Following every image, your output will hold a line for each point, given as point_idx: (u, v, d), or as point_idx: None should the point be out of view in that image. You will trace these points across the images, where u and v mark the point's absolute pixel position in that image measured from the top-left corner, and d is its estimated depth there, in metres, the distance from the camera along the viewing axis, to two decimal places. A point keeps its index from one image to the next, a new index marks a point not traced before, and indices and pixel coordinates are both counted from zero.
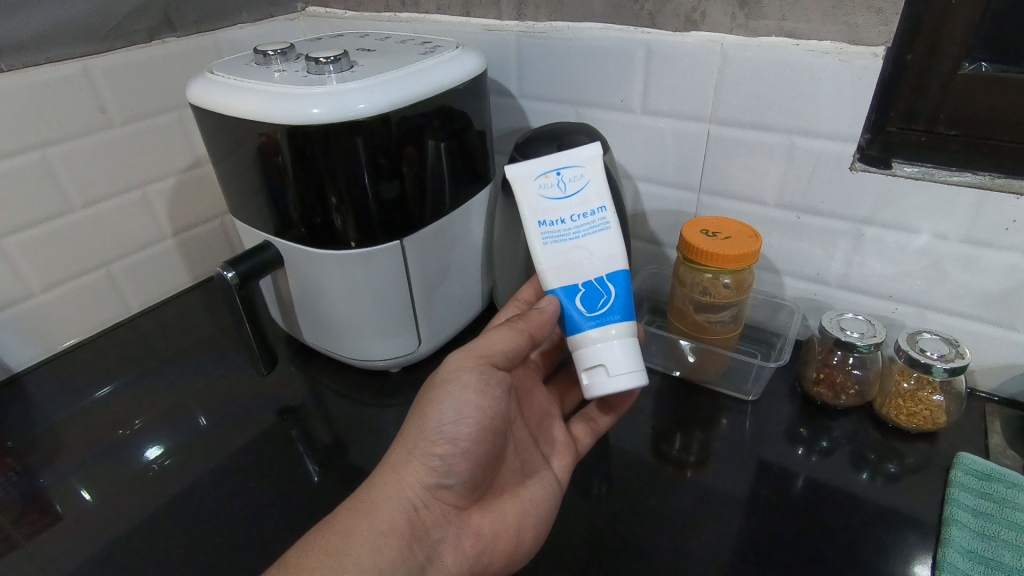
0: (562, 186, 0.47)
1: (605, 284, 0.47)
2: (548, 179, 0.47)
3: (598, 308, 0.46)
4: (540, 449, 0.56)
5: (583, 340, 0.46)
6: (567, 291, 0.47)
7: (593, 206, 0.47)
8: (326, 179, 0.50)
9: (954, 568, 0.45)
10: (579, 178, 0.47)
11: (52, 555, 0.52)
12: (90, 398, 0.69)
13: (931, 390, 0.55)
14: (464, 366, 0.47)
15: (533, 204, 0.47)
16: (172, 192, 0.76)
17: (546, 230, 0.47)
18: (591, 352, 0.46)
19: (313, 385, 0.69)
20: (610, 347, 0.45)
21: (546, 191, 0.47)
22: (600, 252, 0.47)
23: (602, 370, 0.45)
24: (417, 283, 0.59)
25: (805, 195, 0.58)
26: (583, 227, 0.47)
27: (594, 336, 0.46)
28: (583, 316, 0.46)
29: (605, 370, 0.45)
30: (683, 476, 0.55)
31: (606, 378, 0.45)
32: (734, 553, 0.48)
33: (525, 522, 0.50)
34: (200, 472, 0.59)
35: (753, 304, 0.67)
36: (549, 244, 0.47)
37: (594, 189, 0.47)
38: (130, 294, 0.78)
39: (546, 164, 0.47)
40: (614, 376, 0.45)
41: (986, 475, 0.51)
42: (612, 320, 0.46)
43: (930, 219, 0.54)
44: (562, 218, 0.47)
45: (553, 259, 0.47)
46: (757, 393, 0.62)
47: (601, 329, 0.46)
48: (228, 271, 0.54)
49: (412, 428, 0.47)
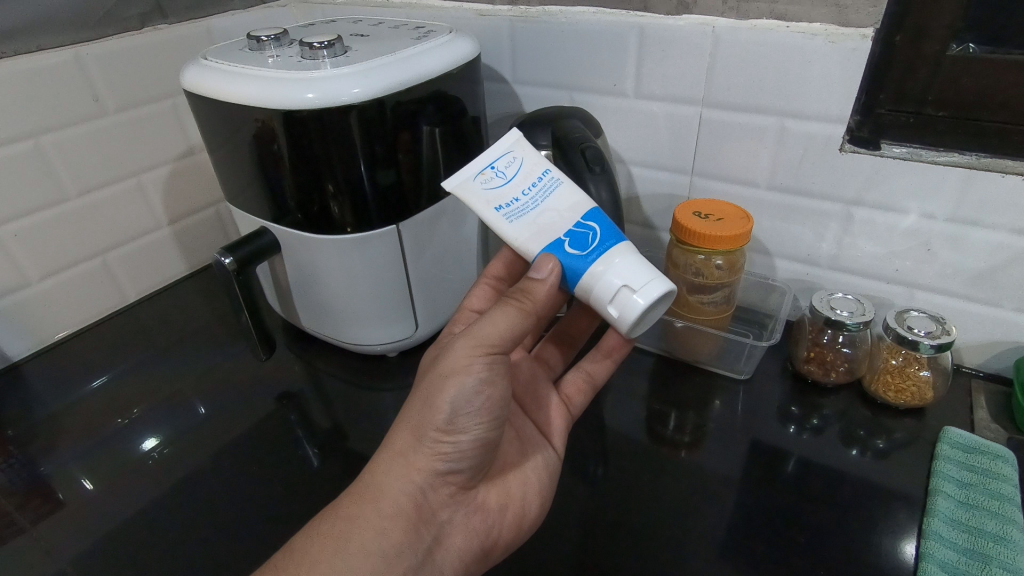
0: (501, 174, 0.45)
1: (585, 225, 0.43)
2: (485, 176, 0.45)
3: (587, 249, 0.42)
4: (535, 420, 0.56)
5: (591, 278, 0.42)
6: (552, 246, 0.43)
7: (539, 173, 0.45)
8: (322, 164, 0.50)
9: (939, 536, 0.46)
10: (512, 161, 0.45)
11: (59, 542, 0.52)
12: (87, 388, 0.69)
13: (918, 366, 0.56)
14: (474, 354, 0.43)
15: (483, 201, 0.44)
16: (166, 180, 0.76)
17: (507, 210, 0.44)
18: (611, 282, 0.41)
19: (310, 370, 0.70)
20: (619, 270, 0.41)
21: (489, 185, 0.44)
22: (566, 205, 0.44)
23: (631, 295, 0.41)
24: (413, 267, 0.59)
25: (796, 177, 0.59)
26: (538, 194, 0.44)
27: (600, 267, 0.42)
28: (580, 258, 0.42)
29: (629, 289, 0.41)
30: (677, 457, 0.56)
31: (632, 296, 0.41)
32: (728, 528, 0.49)
33: (529, 494, 0.50)
34: (202, 458, 0.59)
35: (746, 284, 0.68)
36: (515, 220, 0.43)
37: (531, 162, 0.45)
38: (126, 283, 0.78)
39: (477, 163, 0.45)
40: (640, 289, 0.41)
41: (971, 448, 0.53)
42: (610, 246, 0.42)
43: (917, 198, 0.55)
44: (515, 197, 0.44)
45: (525, 228, 0.43)
46: (750, 371, 0.63)
47: (604, 257, 0.42)
48: (226, 257, 0.54)
49: (418, 415, 0.44)
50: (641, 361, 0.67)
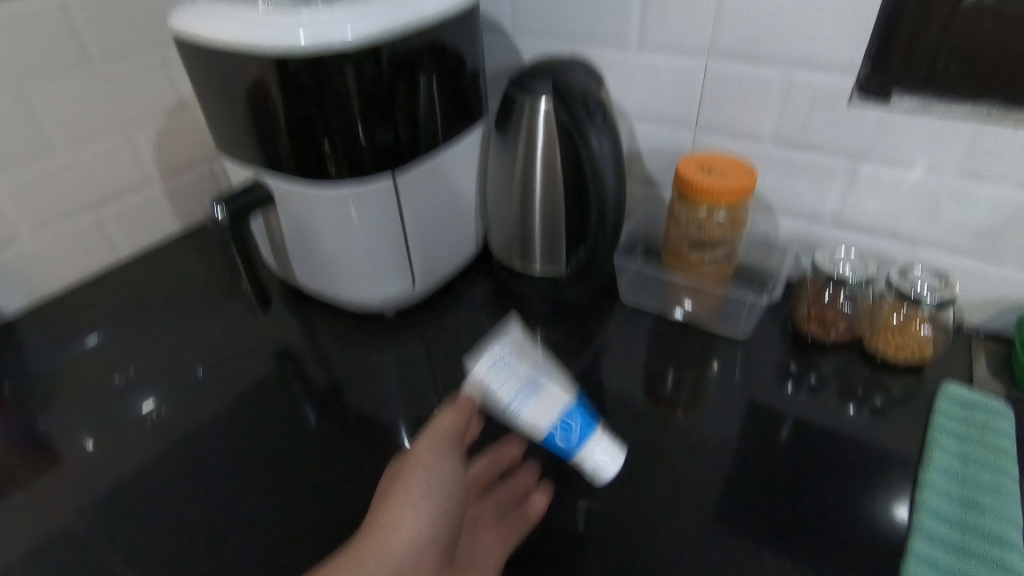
0: (506, 369, 0.47)
1: (571, 412, 0.47)
2: (493, 370, 0.47)
3: (576, 429, 0.48)
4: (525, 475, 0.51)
5: (574, 455, 0.48)
6: (547, 437, 0.47)
7: (531, 370, 0.48)
8: (315, 119, 0.49)
9: (933, 488, 0.47)
10: (509, 357, 0.47)
11: (62, 498, 0.52)
12: (82, 347, 0.68)
13: (919, 324, 0.55)
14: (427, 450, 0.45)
15: (492, 392, 0.46)
16: (157, 135, 0.75)
17: (506, 412, 0.47)
18: (595, 469, 0.48)
19: (308, 328, 0.69)
20: (592, 452, 0.48)
21: (495, 376, 0.46)
22: (555, 402, 0.47)
23: (606, 460, 0.48)
24: (409, 222, 0.58)
25: (803, 131, 0.57)
26: (533, 394, 0.47)
27: (586, 448, 0.48)
28: (567, 444, 0.48)
29: (600, 462, 0.48)
30: (674, 417, 0.56)
31: (604, 465, 0.48)
32: (725, 485, 0.49)
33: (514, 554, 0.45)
34: (200, 416, 0.59)
35: (748, 243, 0.67)
36: (515, 418, 0.47)
37: (523, 353, 0.48)
38: (120, 241, 0.77)
39: (480, 361, 0.47)
40: (607, 457, 0.48)
41: (967, 402, 0.53)
42: (590, 433, 0.48)
43: (926, 151, 0.53)
44: (514, 402, 0.47)
45: (524, 427, 0.49)
46: (750, 330, 0.63)
47: (585, 447, 0.48)
48: (219, 208, 0.53)
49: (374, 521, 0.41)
50: (640, 320, 0.66)
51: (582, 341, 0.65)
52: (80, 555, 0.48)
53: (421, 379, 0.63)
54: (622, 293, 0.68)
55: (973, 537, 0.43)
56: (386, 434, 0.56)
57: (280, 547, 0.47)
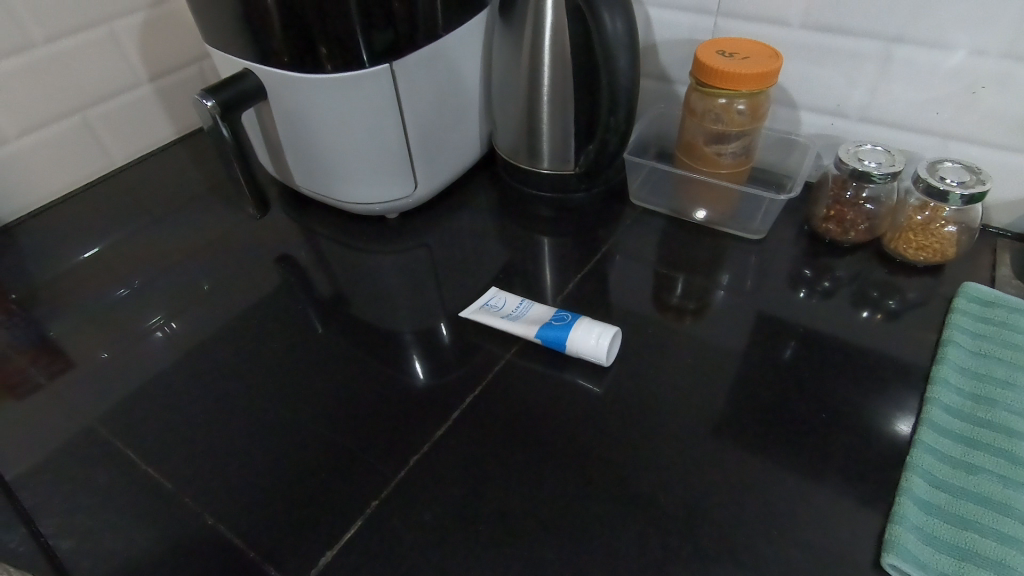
0: (498, 303, 0.56)
1: (563, 310, 0.54)
2: (489, 307, 0.56)
3: (566, 320, 0.52)
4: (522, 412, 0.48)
5: (571, 336, 0.50)
6: (543, 329, 0.52)
7: (521, 300, 0.56)
8: (309, 10, 0.46)
9: (946, 383, 0.46)
10: (499, 295, 0.57)
11: (70, 397, 0.52)
12: (80, 256, 0.67)
13: (943, 222, 0.53)
14: None
15: (495, 316, 0.55)
16: (143, 29, 0.72)
17: (509, 318, 0.54)
18: (590, 342, 0.50)
19: (308, 234, 0.67)
20: (588, 327, 0.50)
21: (493, 307, 0.56)
22: (546, 308, 0.54)
23: (600, 331, 0.50)
24: (412, 114, 0.55)
25: (833, 12, 0.54)
26: (527, 304, 0.55)
27: (577, 326, 0.51)
28: (562, 327, 0.51)
29: (597, 335, 0.50)
30: (683, 323, 0.55)
31: (601, 338, 0.50)
32: (733, 383, 0.49)
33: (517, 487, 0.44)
34: (203, 320, 0.58)
35: (767, 142, 0.64)
36: (517, 321, 0.54)
37: (510, 293, 0.57)
38: (112, 145, 0.74)
39: (477, 304, 0.57)
40: (603, 332, 0.50)
41: (988, 302, 0.51)
42: (580, 317, 0.52)
43: (969, 32, 0.50)
44: (513, 310, 0.55)
45: (525, 325, 0.53)
46: (765, 231, 0.61)
47: (578, 325, 0.51)
48: (208, 99, 0.50)
49: None
50: (650, 223, 0.65)
51: (590, 245, 0.63)
52: (90, 448, 0.48)
53: (426, 283, 0.62)
54: (633, 193, 0.67)
55: (982, 428, 0.43)
56: (390, 336, 0.56)
57: (286, 440, 0.47)
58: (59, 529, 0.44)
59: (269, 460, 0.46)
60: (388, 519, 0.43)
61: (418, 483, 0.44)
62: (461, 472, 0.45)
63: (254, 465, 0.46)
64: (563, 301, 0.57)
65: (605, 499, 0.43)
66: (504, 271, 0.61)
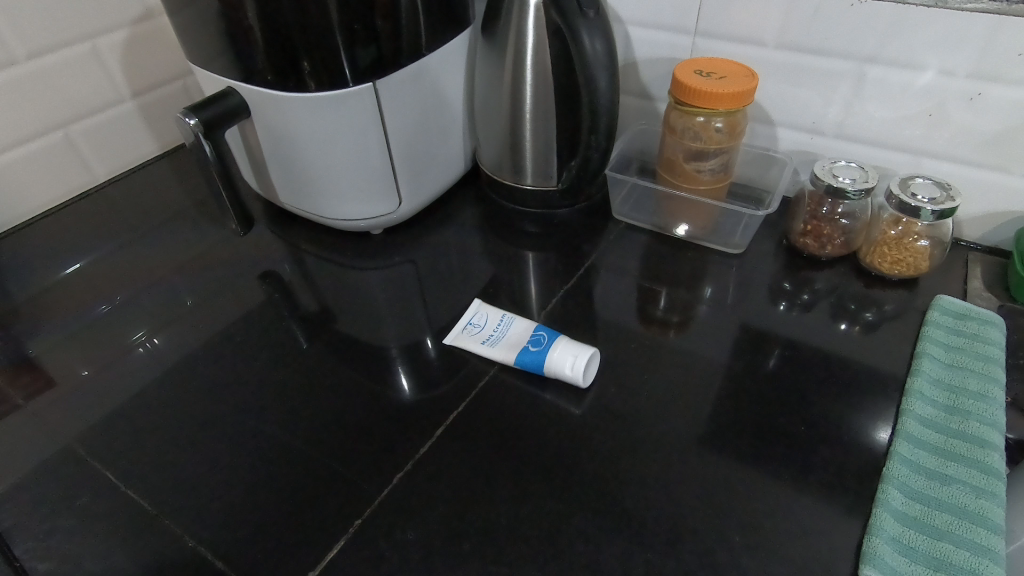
0: (478, 324, 0.56)
1: (539, 331, 0.54)
2: (469, 329, 0.56)
3: (542, 343, 0.52)
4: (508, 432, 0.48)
5: (547, 359, 0.50)
6: (521, 353, 0.52)
7: (502, 317, 0.56)
8: (293, 31, 0.46)
9: (921, 395, 0.47)
10: (480, 313, 0.57)
11: (50, 417, 0.52)
12: (62, 272, 0.66)
13: (916, 237, 0.55)
14: None
15: (474, 341, 0.55)
16: (126, 46, 0.71)
17: (489, 342, 0.54)
18: (566, 367, 0.50)
19: (293, 249, 0.67)
20: (564, 349, 0.50)
21: (473, 330, 0.56)
22: (524, 328, 0.55)
23: (575, 355, 0.50)
24: (396, 132, 0.56)
25: (807, 33, 0.55)
26: (506, 325, 0.55)
27: (553, 350, 0.51)
28: (538, 352, 0.51)
29: (572, 359, 0.50)
30: (666, 336, 0.55)
31: (576, 362, 0.50)
32: (715, 395, 0.50)
33: (500, 506, 0.44)
34: (185, 336, 0.58)
35: (746, 158, 0.65)
36: (497, 345, 0.54)
37: (491, 309, 0.58)
38: (94, 161, 0.74)
39: (458, 326, 0.57)
40: (578, 356, 0.50)
41: (961, 315, 0.52)
42: (556, 338, 0.52)
43: (937, 52, 0.51)
44: (493, 333, 0.55)
45: (503, 348, 0.53)
46: (745, 246, 0.62)
47: (553, 347, 0.51)
48: (191, 117, 0.50)
49: None
50: (633, 237, 0.65)
51: (574, 260, 0.63)
52: (70, 468, 0.48)
53: (411, 298, 0.62)
54: (615, 209, 0.67)
55: (956, 439, 0.44)
56: (373, 352, 0.56)
57: (269, 458, 0.47)
58: (36, 552, 0.43)
59: (251, 479, 0.46)
60: (371, 538, 0.42)
61: (403, 501, 0.44)
62: (445, 489, 0.45)
63: (237, 484, 0.46)
64: (547, 316, 0.58)
65: (588, 514, 0.43)
66: (488, 286, 0.61)
